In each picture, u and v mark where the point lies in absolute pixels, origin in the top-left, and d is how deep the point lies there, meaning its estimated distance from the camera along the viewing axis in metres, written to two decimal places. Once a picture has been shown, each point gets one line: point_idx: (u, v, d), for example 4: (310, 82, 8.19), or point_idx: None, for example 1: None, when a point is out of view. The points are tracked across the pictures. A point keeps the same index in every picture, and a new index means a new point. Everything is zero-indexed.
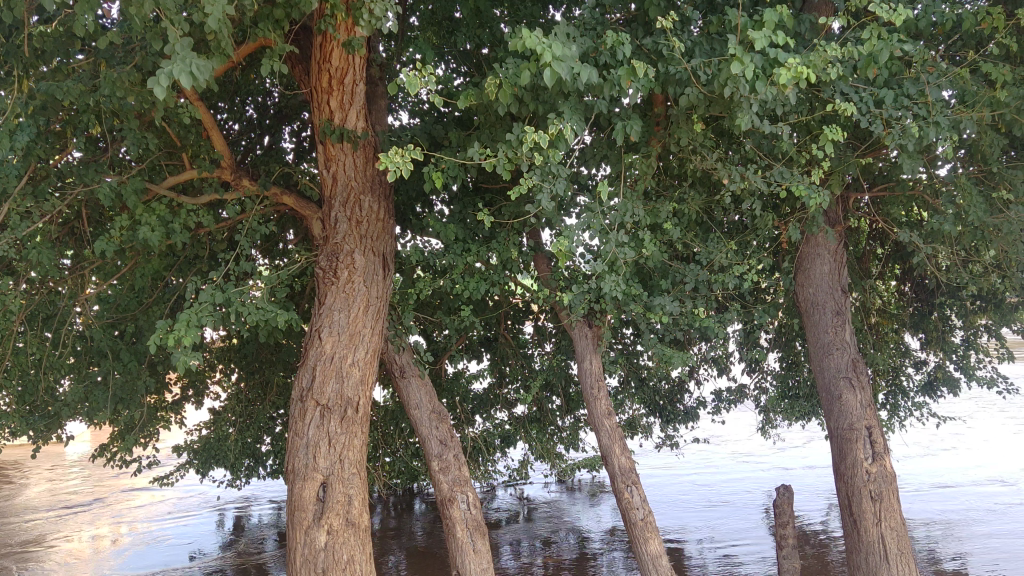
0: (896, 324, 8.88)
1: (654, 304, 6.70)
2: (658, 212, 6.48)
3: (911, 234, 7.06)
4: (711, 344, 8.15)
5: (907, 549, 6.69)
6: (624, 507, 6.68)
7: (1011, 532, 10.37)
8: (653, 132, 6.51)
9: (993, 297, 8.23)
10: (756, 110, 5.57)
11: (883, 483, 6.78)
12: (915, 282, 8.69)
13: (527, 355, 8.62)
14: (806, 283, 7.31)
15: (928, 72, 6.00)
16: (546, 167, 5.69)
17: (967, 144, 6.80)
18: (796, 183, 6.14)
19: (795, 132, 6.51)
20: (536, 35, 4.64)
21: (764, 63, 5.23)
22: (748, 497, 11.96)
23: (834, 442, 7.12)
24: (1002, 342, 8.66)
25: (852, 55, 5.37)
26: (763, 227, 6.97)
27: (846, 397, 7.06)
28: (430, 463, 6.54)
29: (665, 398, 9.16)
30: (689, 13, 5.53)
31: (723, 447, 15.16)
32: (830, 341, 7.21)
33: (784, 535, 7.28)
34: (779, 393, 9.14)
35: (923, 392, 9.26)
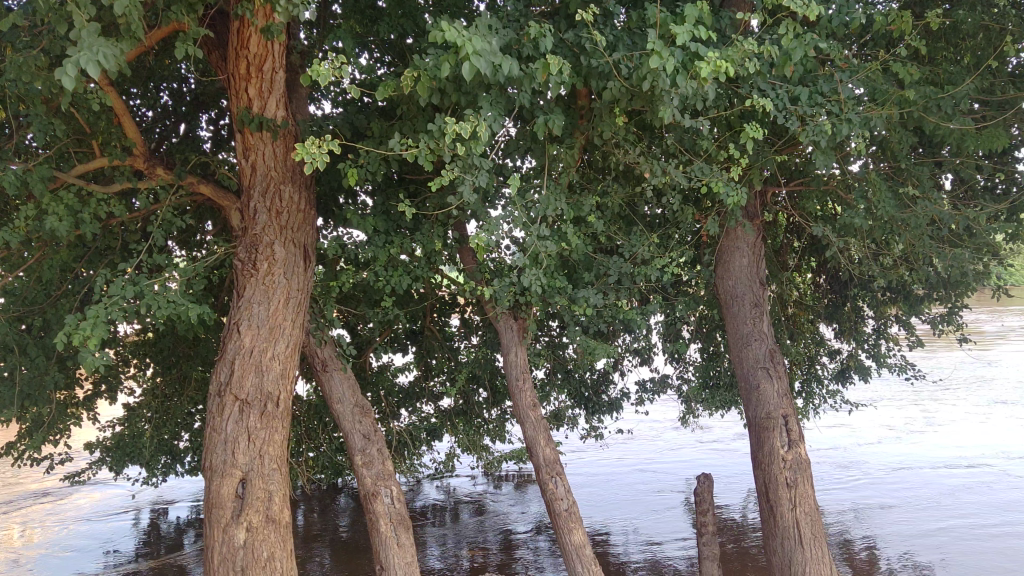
0: (811, 315, 9.12)
1: (578, 297, 6.75)
2: (582, 205, 6.53)
3: (825, 228, 7.27)
4: (634, 336, 8.26)
5: (820, 534, 6.90)
6: (548, 498, 6.72)
7: (919, 514, 10.79)
8: (576, 125, 6.54)
9: (902, 288, 8.53)
10: (676, 105, 5.65)
11: (798, 470, 6.96)
12: (829, 274, 8.94)
13: (453, 348, 8.54)
14: (726, 275, 7.47)
15: (840, 70, 6.19)
16: (468, 159, 5.68)
17: (878, 141, 7.02)
18: (715, 179, 6.27)
19: (714, 127, 6.63)
20: (457, 26, 4.62)
21: (684, 58, 5.31)
22: (671, 486, 12.19)
23: (752, 431, 7.29)
24: (911, 332, 8.99)
25: (768, 52, 5.52)
26: (684, 221, 7.09)
27: (764, 386, 7.24)
28: (353, 458, 6.46)
29: (590, 390, 9.11)
30: (611, 7, 5.58)
31: (647, 437, 15.38)
32: (749, 332, 7.38)
33: (704, 522, 7.41)
34: (700, 383, 9.19)
35: (836, 379, 9.53)
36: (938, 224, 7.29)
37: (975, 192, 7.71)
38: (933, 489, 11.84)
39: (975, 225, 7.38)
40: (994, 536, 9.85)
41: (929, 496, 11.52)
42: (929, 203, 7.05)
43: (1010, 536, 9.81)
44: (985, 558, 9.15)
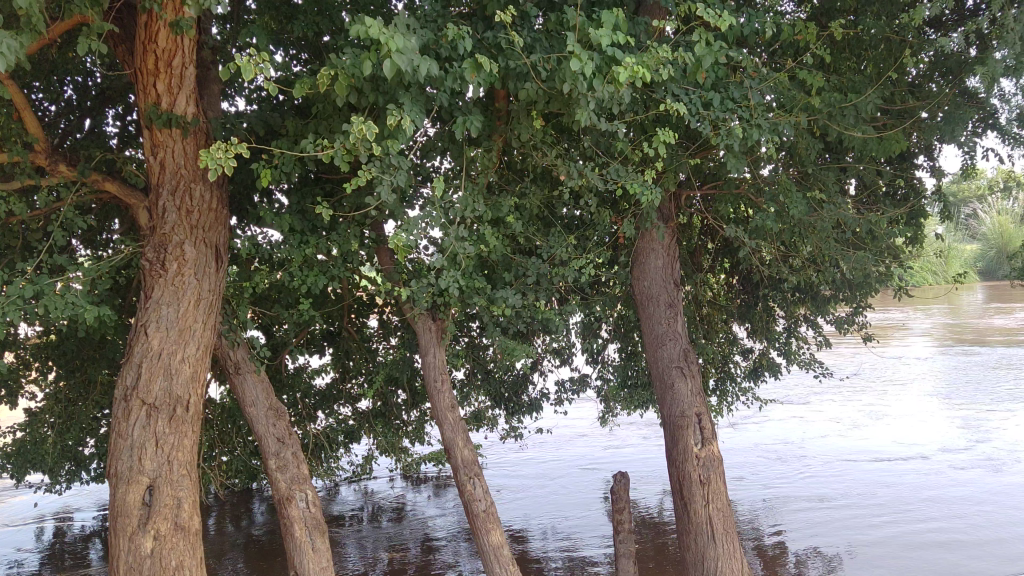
0: (724, 314, 9.36)
1: (497, 297, 6.76)
2: (500, 206, 6.54)
3: (737, 230, 7.46)
4: (553, 336, 8.31)
5: (732, 529, 7.08)
6: (466, 499, 6.72)
7: (826, 506, 11.18)
8: (495, 127, 6.56)
9: (810, 289, 8.81)
10: (593, 108, 5.70)
11: (711, 467, 7.13)
12: (741, 275, 9.18)
13: (372, 349, 8.46)
14: (641, 277, 7.58)
15: (750, 77, 6.37)
16: (385, 159, 5.64)
17: (787, 146, 7.25)
18: (631, 181, 6.36)
19: (630, 130, 6.74)
20: (375, 23, 4.59)
21: (601, 62, 5.39)
22: (590, 485, 12.33)
23: (667, 429, 7.43)
24: (819, 331, 9.29)
25: (682, 58, 5.65)
26: (600, 222, 7.18)
27: (679, 385, 7.38)
28: (267, 462, 6.34)
29: (510, 390, 9.07)
30: (528, 9, 5.62)
31: (566, 437, 15.49)
32: (664, 332, 7.52)
33: (620, 520, 7.51)
34: (619, 383, 9.39)
35: (749, 378, 9.75)
36: (843, 227, 7.57)
37: (878, 197, 8.02)
38: (840, 482, 12.26)
39: (878, 228, 7.68)
40: (897, 526, 10.26)
41: (836, 489, 11.94)
42: (835, 207, 7.31)
43: (911, 526, 10.25)
44: (889, 547, 9.53)
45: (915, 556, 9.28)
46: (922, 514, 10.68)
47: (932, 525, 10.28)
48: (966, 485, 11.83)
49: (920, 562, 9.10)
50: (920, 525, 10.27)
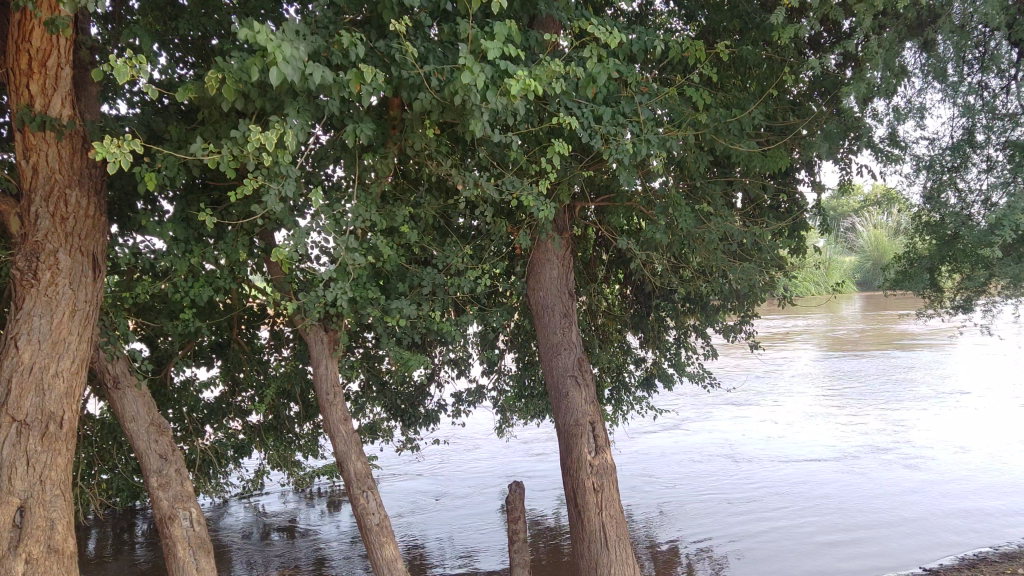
0: (620, 324, 9.43)
1: (391, 308, 6.68)
2: (394, 216, 6.48)
3: (629, 242, 7.61)
4: (449, 347, 8.27)
5: (625, 535, 7.21)
6: (359, 513, 6.61)
7: (717, 509, 11.50)
8: (388, 136, 6.49)
9: (700, 299, 9.07)
10: (486, 119, 5.71)
11: (604, 474, 7.23)
12: (634, 285, 9.36)
13: (263, 361, 8.27)
14: (537, 287, 7.63)
15: (640, 92, 6.51)
16: (274, 167, 5.51)
17: (676, 160, 7.44)
18: (525, 193, 6.41)
19: (524, 142, 6.78)
20: (261, 29, 4.49)
21: (494, 74, 5.43)
22: (487, 495, 12.33)
23: (561, 437, 7.49)
24: (708, 340, 9.57)
25: (574, 72, 5.74)
26: (495, 233, 7.20)
27: (573, 394, 7.46)
28: (148, 479, 6.08)
29: (406, 402, 8.94)
30: (421, 19, 5.60)
31: (463, 448, 15.43)
32: (559, 341, 7.58)
33: (515, 530, 7.53)
34: (516, 393, 9.35)
35: (642, 387, 9.85)
36: (729, 240, 7.83)
37: (762, 210, 8.34)
38: (730, 485, 12.63)
39: (761, 241, 7.97)
40: (783, 527, 10.63)
41: (726, 492, 12.29)
42: (722, 220, 7.55)
43: (796, 526, 10.64)
44: (774, 548, 9.87)
45: (800, 555, 9.62)
46: (806, 515, 11.10)
47: (815, 524, 10.70)
48: (847, 485, 12.37)
49: (804, 562, 9.45)
50: (803, 525, 10.68)
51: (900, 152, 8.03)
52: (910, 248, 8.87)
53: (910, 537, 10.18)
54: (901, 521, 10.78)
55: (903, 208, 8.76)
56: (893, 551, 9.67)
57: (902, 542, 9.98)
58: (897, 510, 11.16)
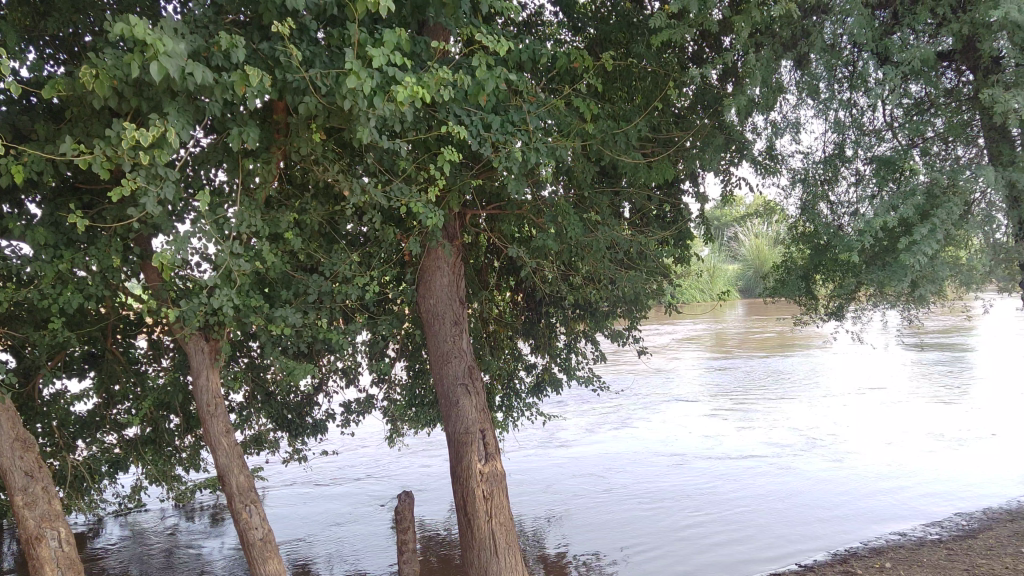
0: (510, 331, 9.54)
1: (275, 316, 6.50)
2: (279, 222, 6.31)
3: (519, 249, 7.64)
4: (338, 356, 8.12)
5: (513, 542, 7.25)
6: (241, 528, 6.41)
7: (606, 513, 11.67)
8: (272, 140, 6.34)
9: (589, 307, 9.20)
10: (374, 125, 5.65)
11: (494, 482, 7.25)
12: (525, 292, 9.43)
13: (140, 372, 7.96)
14: (427, 295, 7.54)
15: (529, 102, 6.58)
16: (152, 168, 5.29)
17: (565, 170, 7.54)
18: (413, 200, 6.34)
19: (412, 149, 6.73)
20: (139, 23, 4.31)
21: (381, 80, 5.38)
22: (378, 506, 12.19)
23: (451, 446, 7.45)
24: (597, 346, 9.70)
25: (462, 80, 5.75)
26: (383, 241, 7.10)
27: (463, 402, 7.43)
28: (12, 498, 5.72)
29: (293, 412, 8.72)
30: (307, 22, 5.49)
31: (354, 457, 15.22)
32: (449, 350, 7.51)
33: (405, 540, 7.47)
34: (406, 402, 9.18)
35: (532, 393, 9.89)
36: (616, 248, 8.01)
37: (648, 219, 8.55)
38: (619, 488, 12.88)
39: (646, 249, 8.16)
40: (670, 528, 10.90)
41: (617, 495, 12.49)
42: (609, 229, 7.71)
43: (683, 527, 10.92)
44: (661, 549, 10.10)
45: (685, 555, 9.88)
46: (690, 515, 11.42)
47: (700, 525, 11.02)
48: (730, 485, 12.79)
49: (689, 562, 9.69)
50: (690, 526, 10.96)
51: (777, 164, 8.39)
52: (787, 257, 9.23)
53: (788, 534, 10.59)
54: (782, 518, 11.19)
55: (781, 218, 9.12)
56: (772, 548, 10.05)
57: (781, 538, 10.38)
58: (777, 508, 11.60)
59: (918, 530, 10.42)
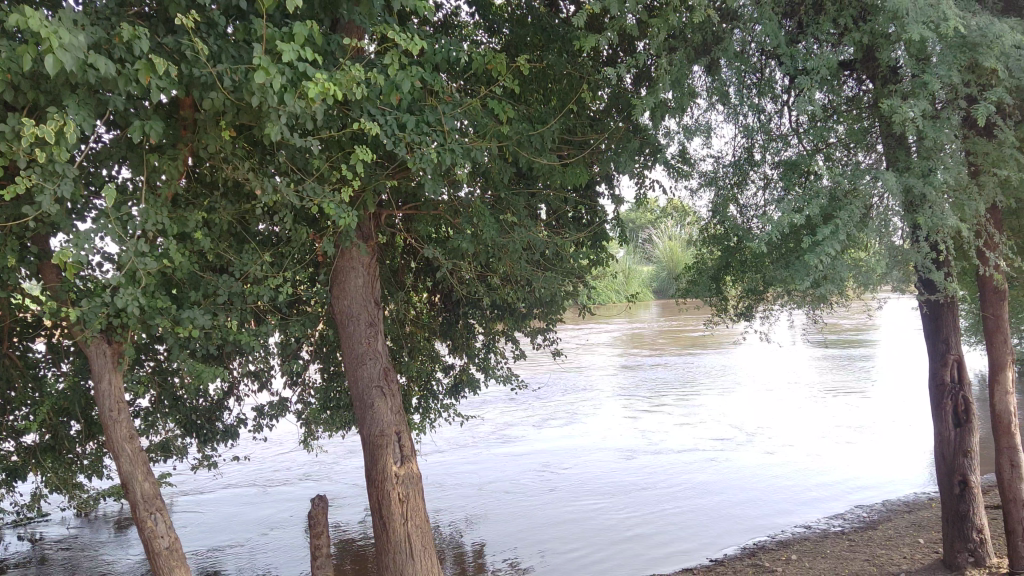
0: (427, 332, 9.50)
1: (182, 318, 6.30)
2: (186, 221, 6.11)
3: (435, 250, 7.59)
4: (249, 358, 7.93)
5: (429, 545, 7.22)
6: (146, 537, 6.20)
7: (523, 512, 11.71)
8: (179, 137, 6.14)
9: (506, 308, 9.22)
10: (285, 123, 5.54)
11: (409, 485, 7.19)
12: (443, 293, 9.39)
13: (38, 377, 7.64)
14: (341, 295, 7.38)
15: (444, 102, 6.56)
16: (49, 164, 5.07)
17: (481, 170, 7.53)
18: (326, 200, 6.22)
19: (326, 147, 6.62)
20: (33, 13, 4.13)
21: (291, 76, 5.28)
22: (292, 511, 11.97)
23: (366, 449, 7.35)
24: (515, 346, 9.71)
25: (376, 78, 5.68)
26: (296, 241, 6.96)
27: (379, 404, 7.32)
28: None
29: (202, 416, 8.47)
30: (214, 16, 5.35)
31: (268, 462, 14.91)
32: (364, 351, 7.36)
33: (318, 546, 7.36)
34: (320, 405, 9.02)
35: (449, 394, 9.89)
36: (532, 249, 8.04)
37: (564, 221, 8.62)
38: (536, 487, 12.94)
39: (562, 250, 8.22)
40: (586, 527, 11.01)
41: (534, 495, 12.55)
42: (525, 230, 7.74)
43: (599, 525, 11.03)
44: (576, 548, 10.19)
45: (601, 553, 9.99)
46: (606, 513, 11.56)
47: (615, 522, 11.16)
48: (645, 482, 13.00)
49: (605, 559, 9.81)
50: (606, 524, 11.09)
51: (689, 168, 8.58)
52: (698, 259, 9.44)
53: (700, 529, 10.81)
54: (695, 514, 11.42)
55: (693, 219, 9.31)
56: (685, 543, 10.25)
57: (693, 533, 10.59)
58: (690, 505, 11.83)
59: (823, 523, 10.78)
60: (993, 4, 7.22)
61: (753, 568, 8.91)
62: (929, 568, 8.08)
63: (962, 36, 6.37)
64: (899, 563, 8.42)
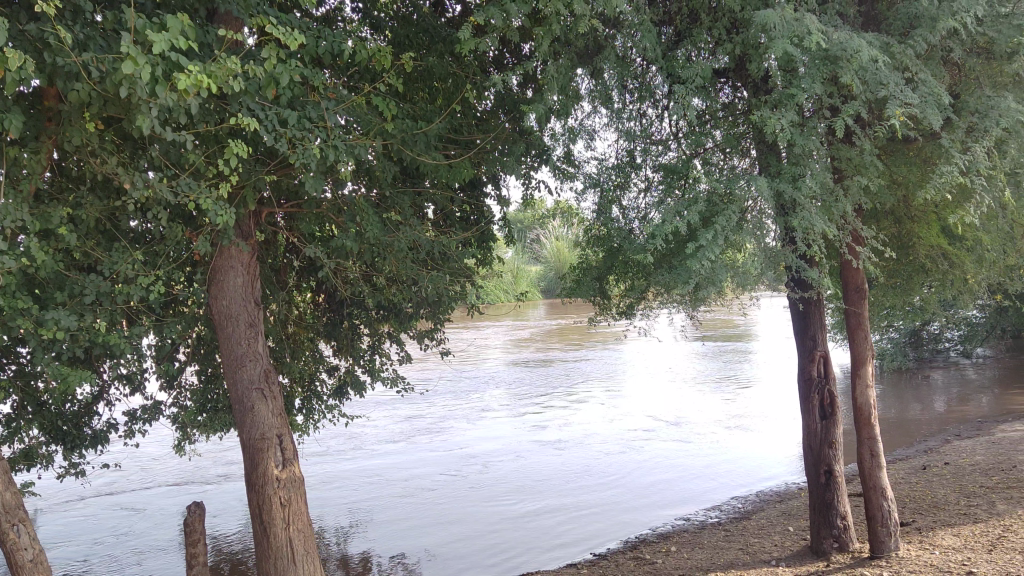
0: (310, 332, 9.31)
1: (46, 319, 5.97)
2: (49, 217, 5.81)
3: (317, 249, 7.45)
4: (121, 360, 7.61)
5: (312, 548, 7.12)
6: (7, 550, 5.85)
7: (411, 513, 11.65)
8: (42, 129, 5.83)
9: (392, 308, 9.14)
10: (157, 116, 5.34)
11: (291, 489, 7.05)
12: (326, 292, 9.24)
13: None
14: (219, 295, 7.14)
15: (326, 99, 6.46)
16: None
17: (364, 168, 7.45)
18: (201, 196, 6.00)
19: (202, 142, 6.41)
20: None
21: (163, 67, 5.09)
22: (170, 518, 11.56)
23: (245, 452, 7.14)
24: (402, 347, 9.64)
25: (254, 71, 5.54)
26: (170, 238, 6.70)
27: (259, 407, 7.12)
28: None
29: (68, 422, 8.08)
30: (79, 3, 5.10)
31: (145, 468, 14.35)
32: (243, 353, 7.14)
33: (194, 554, 7.21)
34: (197, 408, 8.73)
35: (334, 396, 9.76)
36: (418, 249, 8.02)
37: (451, 221, 8.62)
38: (426, 487, 12.89)
39: (448, 250, 8.21)
40: (474, 525, 11.03)
41: (423, 495, 12.51)
42: (410, 229, 7.71)
43: (487, 524, 11.07)
44: (463, 548, 10.21)
45: (488, 552, 10.04)
46: (494, 510, 11.63)
47: (503, 520, 11.23)
48: (533, 479, 13.13)
49: (492, 557, 9.86)
50: (494, 522, 11.14)
51: (573, 170, 8.72)
52: (583, 259, 9.60)
53: (587, 523, 11.00)
54: (581, 509, 11.61)
55: (578, 220, 9.48)
56: (571, 539, 10.41)
57: (579, 528, 10.77)
58: (577, 500, 12.02)
59: (701, 515, 11.14)
60: (853, 19, 7.64)
61: (634, 561, 9.14)
62: (797, 555, 8.47)
63: (826, 48, 6.67)
64: (771, 551, 8.79)
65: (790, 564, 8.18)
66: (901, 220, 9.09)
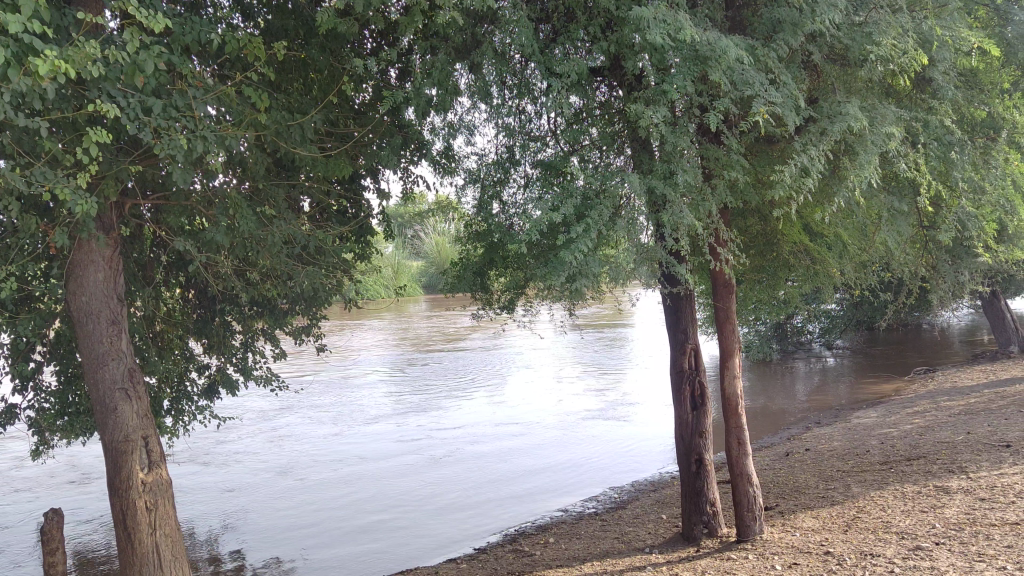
0: (179, 331, 8.96)
1: None
2: None
3: (186, 243, 7.16)
4: None
5: (180, 554, 6.85)
6: None
7: (288, 513, 11.40)
8: None
9: (267, 303, 8.91)
10: (8, 101, 4.98)
11: (158, 492, 6.77)
12: (197, 288, 8.93)
13: None
14: (78, 291, 6.76)
15: (193, 87, 6.19)
16: None
17: (236, 159, 7.21)
18: (58, 186, 5.64)
19: (58, 129, 6.03)
20: None
21: (12, 48, 4.74)
22: (27, 527, 10.91)
23: (107, 457, 6.79)
24: (276, 344, 9.41)
25: (115, 57, 5.25)
26: (22, 231, 6.29)
27: (122, 408, 6.78)
28: None
29: None
30: None
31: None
32: (104, 352, 6.79)
33: (53, 562, 6.89)
34: (56, 411, 8.24)
35: (205, 395, 9.45)
36: (293, 243, 7.85)
37: (327, 215, 8.47)
38: (304, 487, 12.61)
39: (324, 245, 8.05)
40: (354, 524, 10.89)
41: (302, 494, 12.25)
42: (284, 223, 7.53)
43: (367, 522, 10.94)
44: (343, 547, 10.06)
45: (367, 550, 9.92)
46: (373, 508, 11.53)
47: (384, 517, 11.13)
48: (414, 475, 13.06)
49: (372, 555, 9.77)
50: (374, 519, 11.03)
51: (452, 165, 8.70)
52: (463, 254, 9.59)
53: (468, 518, 11.03)
54: (462, 504, 11.62)
55: (457, 215, 9.47)
56: (453, 533, 10.41)
57: (459, 523, 10.80)
58: (458, 496, 12.03)
59: (579, 506, 11.37)
60: (720, 24, 7.91)
61: (513, 553, 9.24)
62: (669, 542, 8.75)
63: (696, 49, 6.87)
64: (644, 538, 9.04)
65: (663, 551, 8.44)
66: (766, 217, 9.50)
